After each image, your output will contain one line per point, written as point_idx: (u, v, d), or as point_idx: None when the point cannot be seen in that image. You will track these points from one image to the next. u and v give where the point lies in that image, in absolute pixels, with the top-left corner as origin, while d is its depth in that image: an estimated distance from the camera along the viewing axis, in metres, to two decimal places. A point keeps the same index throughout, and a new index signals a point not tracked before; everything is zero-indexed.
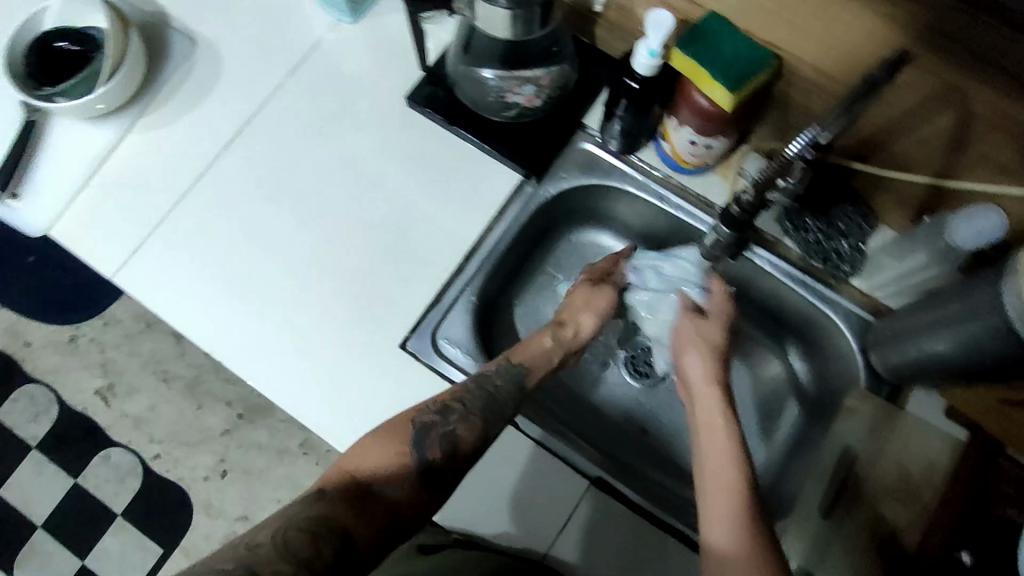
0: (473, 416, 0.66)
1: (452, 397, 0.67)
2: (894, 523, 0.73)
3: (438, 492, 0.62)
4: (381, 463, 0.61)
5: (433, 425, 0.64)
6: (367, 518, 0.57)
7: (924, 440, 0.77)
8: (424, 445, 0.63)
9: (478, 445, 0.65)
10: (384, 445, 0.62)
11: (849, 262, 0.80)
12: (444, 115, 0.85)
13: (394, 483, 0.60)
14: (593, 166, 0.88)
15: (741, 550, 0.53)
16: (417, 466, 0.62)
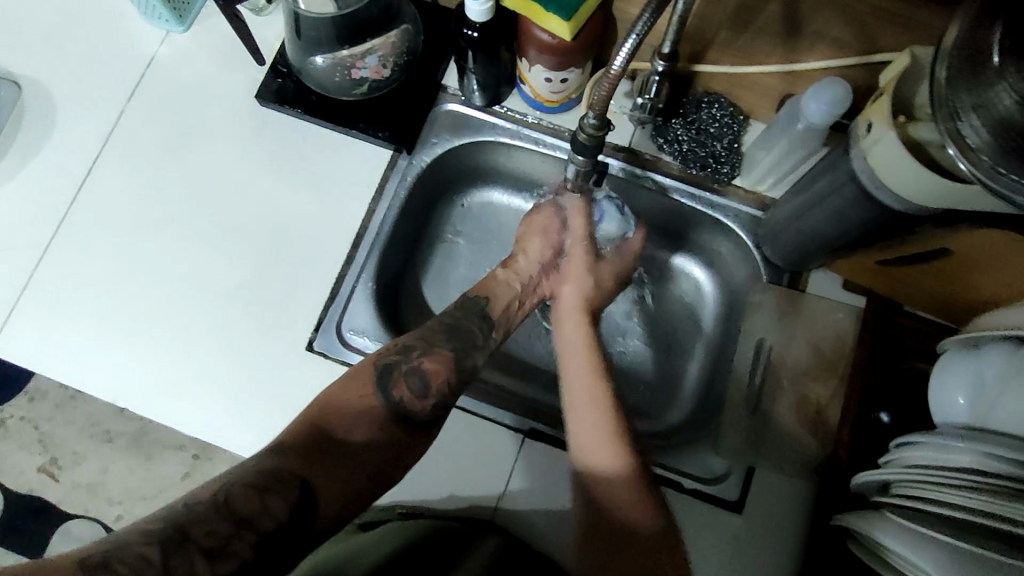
0: (435, 351, 0.69)
1: (400, 341, 0.69)
2: (819, 399, 0.78)
3: (411, 432, 0.65)
4: (348, 412, 0.64)
5: (396, 365, 0.67)
6: (328, 467, 0.60)
7: (828, 317, 0.80)
8: (389, 388, 0.65)
9: (448, 381, 0.68)
10: (352, 394, 0.65)
11: (727, 163, 0.81)
12: (297, 106, 0.84)
13: (365, 429, 0.64)
14: (463, 126, 0.87)
15: (623, 473, 0.62)
16: (383, 407, 0.65)
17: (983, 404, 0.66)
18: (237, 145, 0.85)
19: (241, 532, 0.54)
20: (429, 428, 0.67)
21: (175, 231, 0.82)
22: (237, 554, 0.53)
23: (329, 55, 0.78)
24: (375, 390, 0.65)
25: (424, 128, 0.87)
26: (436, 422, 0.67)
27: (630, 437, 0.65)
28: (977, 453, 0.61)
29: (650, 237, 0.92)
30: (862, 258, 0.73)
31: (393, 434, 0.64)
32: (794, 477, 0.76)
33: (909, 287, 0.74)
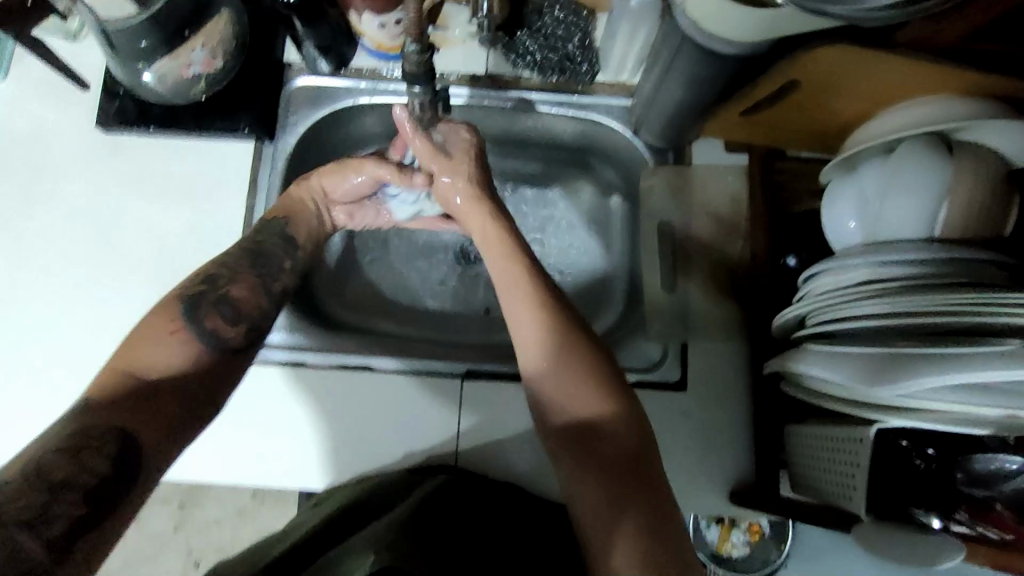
0: (243, 276, 0.65)
1: (213, 266, 0.65)
2: (729, 261, 0.80)
3: (221, 356, 0.60)
4: (155, 351, 0.57)
5: (201, 298, 0.61)
6: (143, 406, 0.53)
7: (718, 182, 0.82)
8: (200, 319, 0.60)
9: (259, 304, 0.65)
10: (151, 333, 0.58)
11: (585, 61, 0.83)
12: (141, 123, 0.80)
13: (178, 364, 0.57)
14: (318, 97, 0.85)
15: (554, 373, 0.60)
16: (193, 340, 0.59)
17: (867, 220, 0.69)
18: (93, 179, 0.82)
19: (62, 495, 0.46)
20: (245, 355, 0.62)
21: (56, 283, 0.79)
22: (69, 517, 0.46)
23: (152, 65, 0.74)
24: (184, 323, 0.59)
25: (280, 110, 0.84)
26: (247, 347, 0.62)
27: (564, 324, 0.62)
28: (873, 263, 0.64)
29: (536, 156, 0.92)
30: (728, 114, 0.74)
31: (206, 361, 0.59)
32: (725, 341, 0.78)
33: (780, 130, 0.76)
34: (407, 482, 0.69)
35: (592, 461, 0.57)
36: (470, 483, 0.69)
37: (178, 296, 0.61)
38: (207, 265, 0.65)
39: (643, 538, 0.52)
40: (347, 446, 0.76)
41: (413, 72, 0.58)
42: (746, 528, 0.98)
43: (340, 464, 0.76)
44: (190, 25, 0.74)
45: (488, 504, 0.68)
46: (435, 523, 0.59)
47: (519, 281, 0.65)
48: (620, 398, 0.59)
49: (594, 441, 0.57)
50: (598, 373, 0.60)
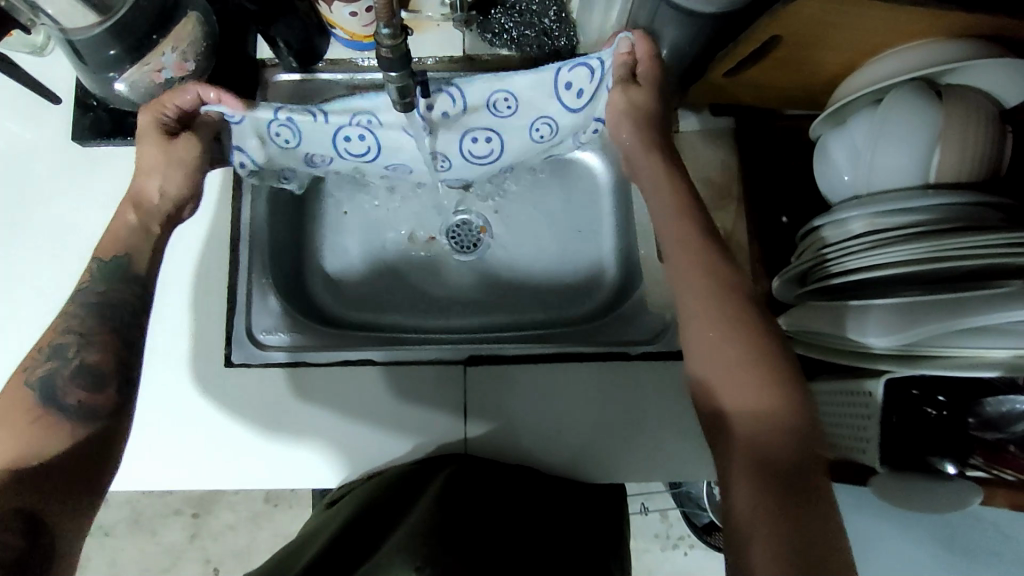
0: (97, 338, 0.58)
1: (57, 333, 0.58)
2: (725, 226, 0.79)
3: (95, 422, 0.55)
4: (3, 442, 0.52)
5: (54, 374, 0.56)
6: (34, 485, 0.49)
7: (706, 145, 0.81)
8: (58, 396, 0.55)
9: (120, 359, 0.59)
10: (8, 428, 0.53)
11: (562, 35, 0.81)
12: (118, 133, 0.79)
13: (45, 448, 0.52)
14: (296, 94, 0.84)
15: (702, 307, 0.55)
16: (59, 421, 0.54)
17: (860, 174, 0.69)
18: (77, 195, 0.80)
19: None
20: (122, 413, 0.57)
21: (49, 302, 0.78)
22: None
23: (122, 74, 0.73)
24: (36, 411, 0.54)
25: None
26: (127, 404, 0.58)
27: (727, 272, 0.56)
28: (870, 213, 0.63)
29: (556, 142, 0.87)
30: (711, 77, 0.73)
31: (81, 434, 0.54)
32: None
33: (765, 89, 0.75)
34: (406, 479, 0.69)
35: (752, 427, 0.50)
36: (479, 471, 0.68)
37: (27, 379, 0.56)
38: (46, 334, 0.59)
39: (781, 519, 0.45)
40: (357, 437, 0.77)
41: (389, 57, 0.56)
42: None
43: (353, 459, 0.76)
44: (159, 32, 0.71)
45: (500, 488, 0.67)
46: (459, 521, 0.58)
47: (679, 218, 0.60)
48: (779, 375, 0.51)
49: (753, 408, 0.50)
50: (748, 321, 0.53)
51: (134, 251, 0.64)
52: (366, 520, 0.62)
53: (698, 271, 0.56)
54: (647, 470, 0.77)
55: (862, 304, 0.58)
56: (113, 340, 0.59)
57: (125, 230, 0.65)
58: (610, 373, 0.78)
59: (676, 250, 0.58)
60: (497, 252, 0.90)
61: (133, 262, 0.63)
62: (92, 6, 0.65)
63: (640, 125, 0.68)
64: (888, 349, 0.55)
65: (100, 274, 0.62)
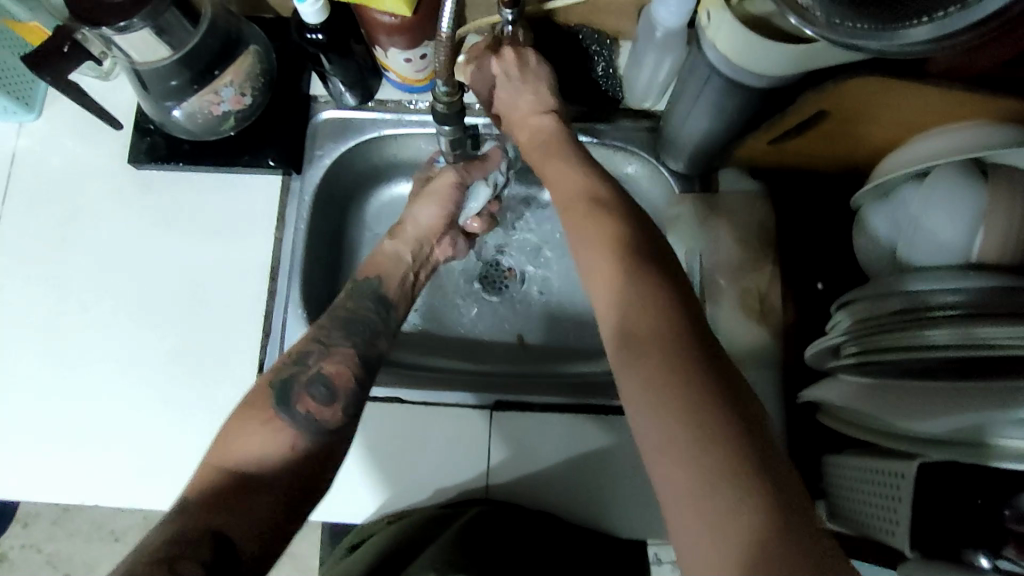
0: (336, 350, 0.65)
1: (306, 343, 0.65)
2: (759, 289, 0.79)
3: (320, 440, 0.59)
4: (242, 441, 0.57)
5: (294, 379, 0.62)
6: (247, 505, 0.52)
7: (746, 206, 0.81)
8: (293, 404, 0.60)
9: (357, 377, 0.64)
10: (248, 426, 0.58)
11: (610, 90, 0.83)
12: (171, 159, 0.81)
13: (271, 451, 0.57)
14: (343, 130, 0.86)
15: (617, 307, 0.52)
16: (292, 425, 0.59)
17: (902, 249, 0.69)
18: (127, 216, 0.82)
19: None
20: (343, 436, 0.61)
21: (90, 319, 0.79)
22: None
23: (182, 103, 0.76)
24: (276, 411, 0.59)
25: (306, 144, 0.85)
26: (351, 424, 0.62)
27: (641, 257, 0.55)
28: (907, 291, 0.62)
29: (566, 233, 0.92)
30: (753, 142, 0.73)
31: (302, 455, 0.58)
32: (757, 369, 0.77)
33: (806, 156, 0.75)
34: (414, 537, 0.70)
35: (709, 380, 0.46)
36: (505, 513, 0.72)
37: (274, 382, 0.62)
38: (297, 341, 0.65)
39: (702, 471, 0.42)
40: (379, 473, 0.76)
41: (445, 111, 0.60)
42: None
43: (374, 498, 0.76)
44: (218, 67, 0.75)
45: (528, 535, 0.71)
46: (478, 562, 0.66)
47: (589, 245, 0.58)
48: (674, 321, 0.50)
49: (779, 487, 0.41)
50: (665, 301, 0.51)
51: (387, 275, 0.72)
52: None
53: (611, 270, 0.55)
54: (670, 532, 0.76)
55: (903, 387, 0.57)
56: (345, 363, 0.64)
57: (393, 261, 0.74)
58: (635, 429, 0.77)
59: (588, 262, 0.58)
60: (526, 296, 0.90)
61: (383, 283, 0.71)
62: (165, 43, 0.70)
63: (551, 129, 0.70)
64: (939, 433, 0.54)
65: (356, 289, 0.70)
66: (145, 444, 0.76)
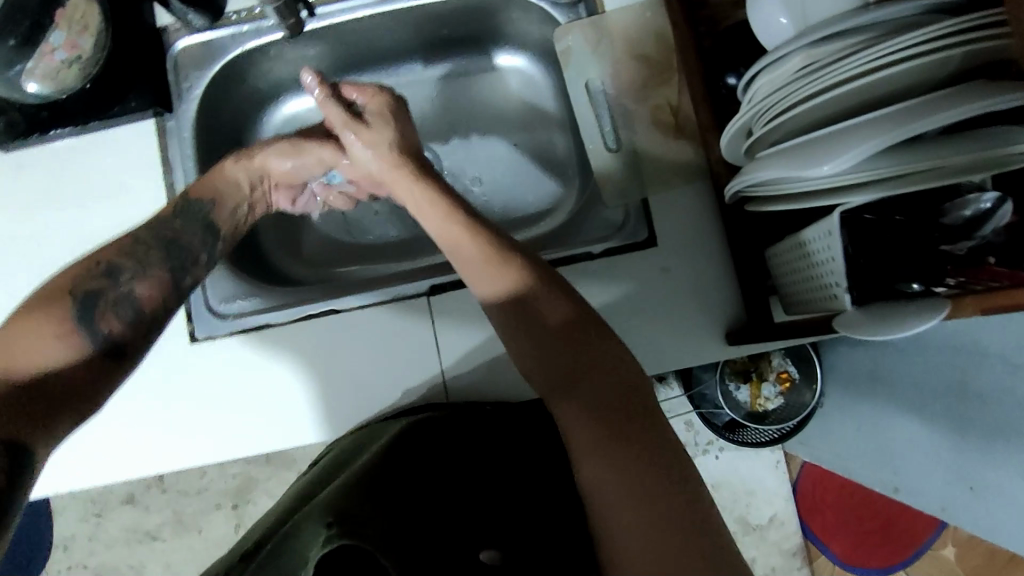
0: (151, 271, 0.58)
1: (115, 254, 0.58)
2: (669, 102, 0.75)
3: (114, 361, 0.55)
4: (28, 343, 0.50)
5: (99, 294, 0.55)
6: (29, 411, 0.47)
7: (636, 19, 0.76)
8: (94, 320, 0.54)
9: (165, 298, 0.59)
10: (37, 328, 0.51)
11: None
12: (30, 131, 0.76)
13: (58, 359, 0.51)
14: (204, 54, 0.80)
15: (539, 322, 0.55)
16: (87, 339, 0.53)
17: (796, 7, 0.64)
18: (8, 202, 0.78)
19: None
20: (138, 360, 0.57)
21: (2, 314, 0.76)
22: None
23: (24, 70, 0.70)
24: (74, 325, 0.53)
25: (171, 79, 0.80)
26: (147, 351, 0.58)
27: (509, 247, 0.57)
28: (807, 45, 0.58)
29: (474, 105, 0.89)
30: None
31: (91, 366, 0.53)
32: (684, 183, 0.74)
33: None
34: (370, 436, 0.67)
35: (614, 412, 0.50)
36: (463, 417, 0.64)
37: (74, 290, 0.54)
38: (107, 250, 0.58)
39: (634, 505, 0.45)
40: (332, 388, 0.74)
41: None
42: (774, 379, 1.08)
43: (335, 415, 0.74)
44: (49, 16, 0.68)
45: (489, 443, 0.63)
46: (403, 467, 0.55)
47: (448, 219, 0.60)
48: (572, 304, 0.55)
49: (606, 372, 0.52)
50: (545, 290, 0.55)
51: (225, 202, 0.66)
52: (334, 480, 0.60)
53: (484, 262, 0.57)
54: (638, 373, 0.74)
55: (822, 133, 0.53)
56: (145, 287, 0.57)
57: (228, 185, 0.67)
58: (577, 279, 0.74)
59: (455, 251, 0.59)
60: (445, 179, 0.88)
61: (212, 211, 0.65)
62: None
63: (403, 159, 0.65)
64: (838, 177, 0.50)
65: (184, 211, 0.64)
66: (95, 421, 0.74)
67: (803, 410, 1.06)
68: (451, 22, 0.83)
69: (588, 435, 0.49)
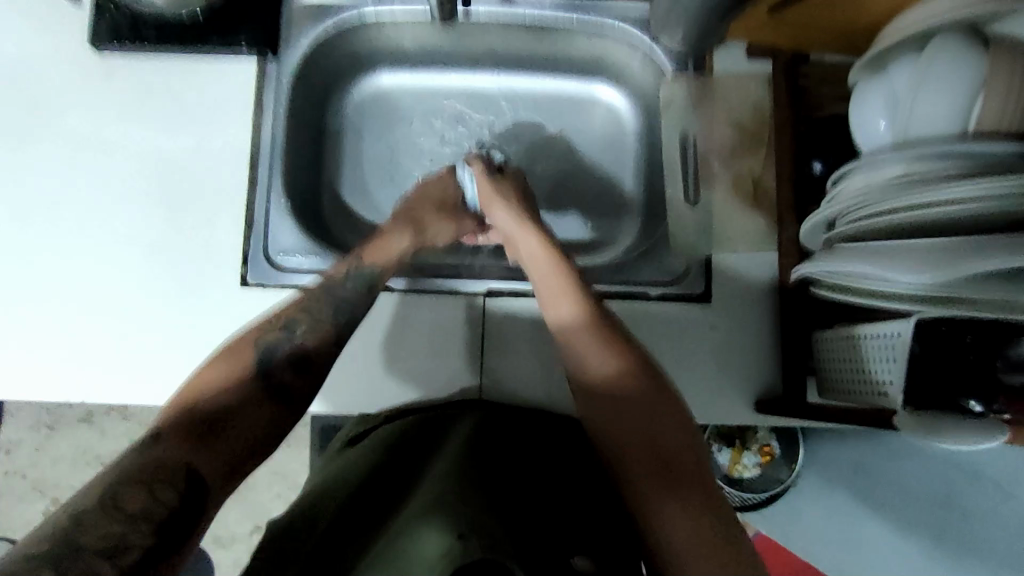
0: (321, 323, 0.62)
1: (294, 310, 0.62)
2: (752, 173, 0.79)
3: (284, 408, 0.56)
4: (212, 377, 0.55)
5: (278, 345, 0.59)
6: (215, 445, 0.50)
7: (739, 88, 0.80)
8: (273, 358, 0.58)
9: (329, 346, 0.61)
10: (229, 372, 0.56)
11: None
12: (135, 40, 0.77)
13: (225, 396, 0.54)
14: (321, 9, 0.80)
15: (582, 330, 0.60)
16: (254, 378, 0.56)
17: (898, 123, 0.67)
18: (92, 101, 0.77)
19: (136, 527, 0.43)
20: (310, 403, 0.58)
21: (59, 208, 0.75)
22: (141, 544, 0.43)
23: None
24: (247, 370, 0.56)
25: (282, 25, 0.80)
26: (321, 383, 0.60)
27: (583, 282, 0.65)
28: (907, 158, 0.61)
29: (560, 123, 0.90)
30: (754, 12, 0.72)
31: (268, 410, 0.55)
32: (749, 250, 0.77)
33: (801, 28, 0.74)
34: (427, 431, 0.66)
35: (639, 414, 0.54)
36: (514, 423, 0.66)
37: (257, 341, 0.59)
38: (286, 305, 0.62)
39: (683, 511, 0.48)
40: (375, 363, 0.76)
41: None
42: (758, 450, 0.98)
43: (372, 389, 0.76)
44: None
45: (532, 447, 0.63)
46: (490, 472, 0.53)
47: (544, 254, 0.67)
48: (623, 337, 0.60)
49: (618, 376, 0.57)
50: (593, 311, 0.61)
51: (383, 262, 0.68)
52: (384, 476, 0.59)
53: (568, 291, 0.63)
54: None
55: (904, 244, 0.56)
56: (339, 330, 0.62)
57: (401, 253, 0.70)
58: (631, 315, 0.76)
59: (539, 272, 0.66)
60: None
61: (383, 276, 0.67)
62: None
63: (525, 223, 0.70)
64: (909, 288, 0.55)
65: (359, 279, 0.66)
66: (127, 337, 0.73)
67: (778, 486, 0.97)
68: (562, 42, 0.85)
69: (632, 447, 0.53)
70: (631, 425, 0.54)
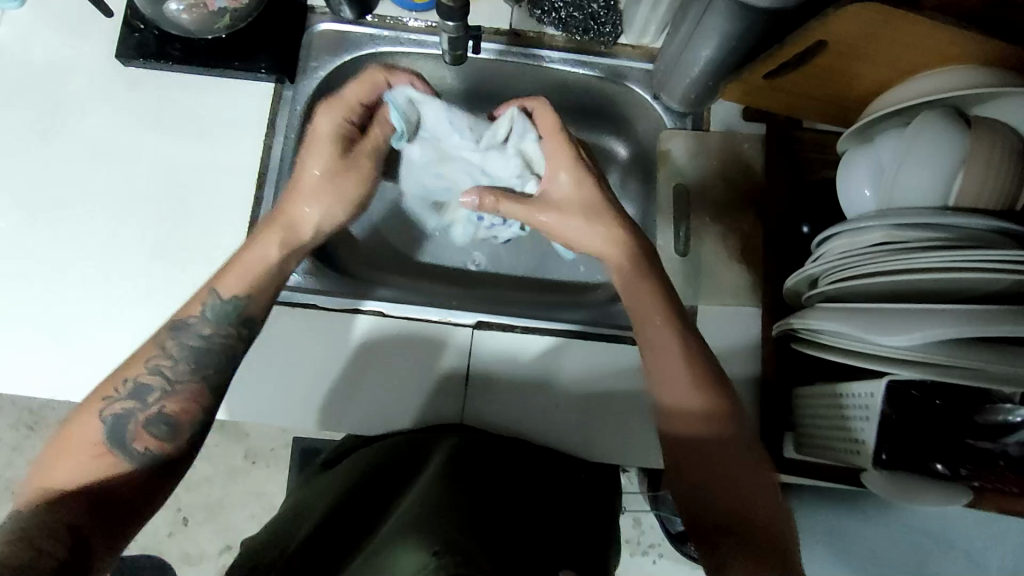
0: (184, 382, 0.60)
1: (145, 368, 0.60)
2: (741, 228, 0.81)
3: (164, 474, 0.57)
4: (70, 469, 0.53)
5: (130, 414, 0.57)
6: (93, 517, 0.50)
7: (734, 146, 0.83)
8: (128, 440, 0.56)
9: (194, 407, 0.60)
10: (69, 456, 0.54)
11: (609, 23, 0.83)
12: (157, 56, 0.79)
13: (98, 474, 0.54)
14: (340, 43, 0.84)
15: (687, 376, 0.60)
16: (127, 460, 0.55)
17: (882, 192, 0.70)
18: (111, 111, 0.80)
19: None
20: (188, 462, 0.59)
21: (66, 210, 0.77)
22: None
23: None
24: (107, 448, 0.55)
25: (302, 55, 0.84)
26: (192, 456, 0.59)
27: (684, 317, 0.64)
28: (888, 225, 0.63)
29: None
30: (750, 78, 0.76)
31: (143, 476, 0.55)
32: (734, 302, 0.79)
33: (794, 96, 0.78)
34: (401, 453, 0.67)
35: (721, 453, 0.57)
36: (488, 453, 0.67)
37: (103, 410, 0.57)
38: (131, 364, 0.60)
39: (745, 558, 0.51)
40: (361, 385, 0.77)
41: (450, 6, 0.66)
42: None
43: (353, 410, 0.77)
44: None
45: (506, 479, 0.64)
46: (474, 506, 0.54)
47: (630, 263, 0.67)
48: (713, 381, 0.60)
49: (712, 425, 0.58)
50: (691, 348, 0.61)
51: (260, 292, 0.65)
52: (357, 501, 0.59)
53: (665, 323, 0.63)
54: (639, 457, 0.79)
55: (880, 306, 0.58)
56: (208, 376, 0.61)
57: (260, 265, 0.66)
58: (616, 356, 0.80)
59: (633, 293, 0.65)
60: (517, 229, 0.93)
61: (248, 305, 0.64)
62: None
63: (589, 191, 0.71)
64: (887, 350, 0.56)
65: (213, 313, 0.63)
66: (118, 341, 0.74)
67: None
68: (568, 91, 0.89)
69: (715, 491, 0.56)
70: (712, 477, 0.57)
